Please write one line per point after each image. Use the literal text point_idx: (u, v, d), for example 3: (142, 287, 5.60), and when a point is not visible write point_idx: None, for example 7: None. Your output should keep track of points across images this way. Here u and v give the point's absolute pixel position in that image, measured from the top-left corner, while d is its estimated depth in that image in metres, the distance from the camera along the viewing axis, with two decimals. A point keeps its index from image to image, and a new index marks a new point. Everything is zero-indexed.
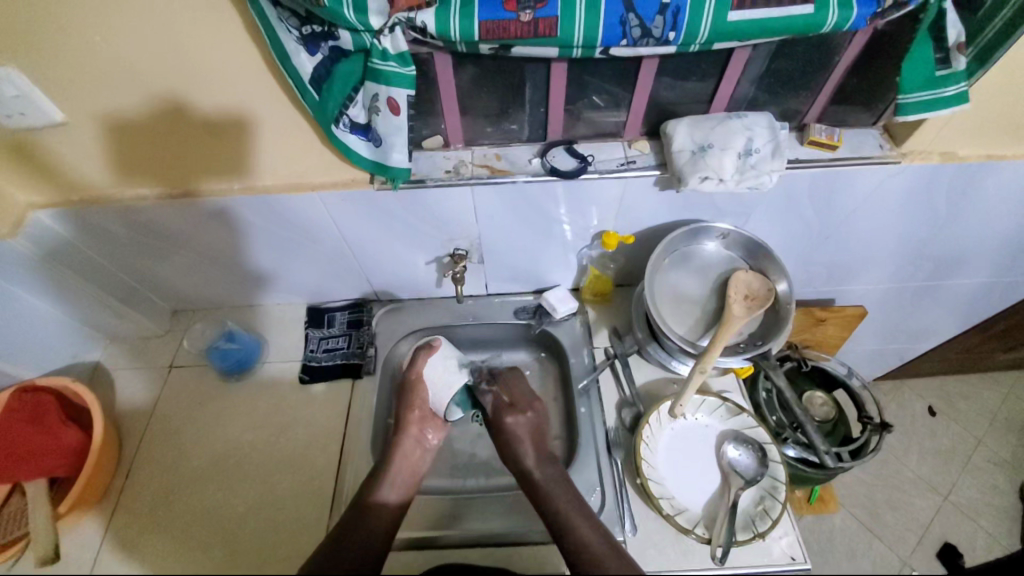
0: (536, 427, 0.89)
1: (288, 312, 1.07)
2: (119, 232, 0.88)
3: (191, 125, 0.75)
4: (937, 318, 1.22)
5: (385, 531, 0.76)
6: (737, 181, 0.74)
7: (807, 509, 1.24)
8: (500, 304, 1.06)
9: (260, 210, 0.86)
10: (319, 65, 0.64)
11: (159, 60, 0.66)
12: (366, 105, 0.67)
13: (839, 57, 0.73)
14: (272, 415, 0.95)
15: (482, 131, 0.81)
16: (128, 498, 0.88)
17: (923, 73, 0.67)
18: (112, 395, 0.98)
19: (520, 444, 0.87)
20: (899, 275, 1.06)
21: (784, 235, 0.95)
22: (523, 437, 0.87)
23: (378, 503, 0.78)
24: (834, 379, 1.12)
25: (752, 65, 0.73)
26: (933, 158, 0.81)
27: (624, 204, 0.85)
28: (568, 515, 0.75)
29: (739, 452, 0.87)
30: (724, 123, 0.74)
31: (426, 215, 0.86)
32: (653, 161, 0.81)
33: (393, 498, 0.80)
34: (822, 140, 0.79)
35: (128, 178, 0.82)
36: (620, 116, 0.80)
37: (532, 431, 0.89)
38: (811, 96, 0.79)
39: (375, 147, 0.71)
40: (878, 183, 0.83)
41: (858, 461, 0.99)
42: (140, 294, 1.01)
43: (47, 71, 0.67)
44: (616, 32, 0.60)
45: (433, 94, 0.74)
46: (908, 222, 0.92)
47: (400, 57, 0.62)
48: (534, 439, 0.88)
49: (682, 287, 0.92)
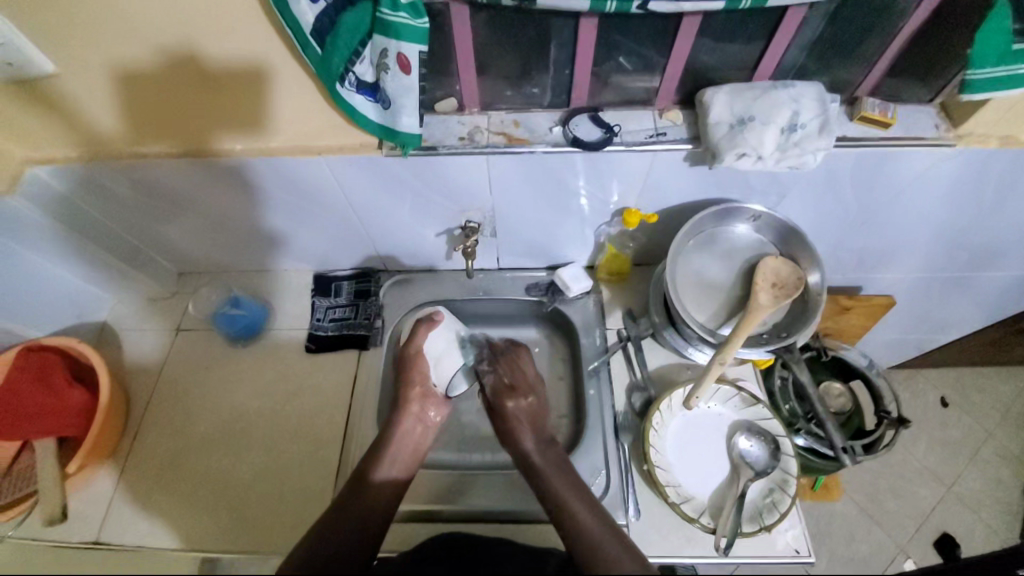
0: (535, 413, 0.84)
1: (295, 280, 1.04)
2: (121, 191, 0.85)
3: (185, 77, 0.69)
4: (969, 310, 1.16)
5: (386, 505, 0.74)
6: (776, 158, 0.68)
7: (810, 495, 1.25)
8: (512, 279, 1.02)
9: (263, 174, 0.82)
10: (321, 16, 0.58)
11: (149, 2, 0.61)
12: (374, 61, 0.61)
13: (902, 23, 0.65)
14: (278, 383, 0.95)
15: (499, 94, 0.75)
16: (137, 458, 0.89)
17: (999, 46, 0.59)
18: (120, 355, 0.98)
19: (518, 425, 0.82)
20: (934, 265, 1.00)
21: (817, 220, 0.89)
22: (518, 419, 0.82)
23: (379, 480, 0.75)
24: (853, 370, 1.08)
25: (806, 28, 0.65)
26: (993, 143, 0.74)
27: (649, 180, 0.80)
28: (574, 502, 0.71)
29: (751, 443, 0.84)
30: (769, 94, 0.67)
31: (438, 184, 0.81)
32: (685, 134, 0.74)
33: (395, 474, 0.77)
34: (875, 116, 0.72)
35: (125, 133, 0.78)
36: (652, 82, 0.73)
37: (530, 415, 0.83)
38: (868, 66, 0.71)
39: (383, 109, 0.66)
40: (928, 168, 0.77)
41: (870, 456, 0.97)
42: (145, 256, 0.98)
43: (30, 15, 0.62)
44: None
45: (448, 49, 0.67)
46: (953, 210, 0.85)
47: (411, 6, 0.55)
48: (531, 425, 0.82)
49: (706, 272, 0.87)
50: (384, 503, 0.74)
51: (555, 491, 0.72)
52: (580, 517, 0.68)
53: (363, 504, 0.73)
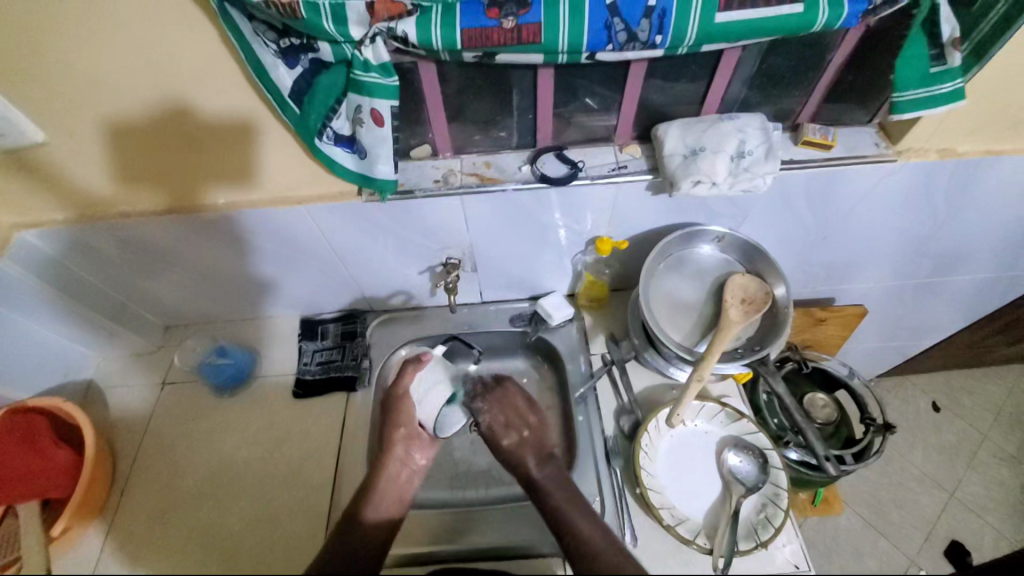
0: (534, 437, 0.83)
1: (282, 325, 1.06)
2: (108, 249, 0.87)
3: (173, 138, 0.74)
4: (941, 313, 1.20)
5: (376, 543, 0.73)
6: (731, 184, 0.73)
7: (811, 511, 1.23)
8: (496, 311, 1.05)
9: (248, 225, 0.85)
10: (298, 79, 0.63)
11: (139, 74, 0.66)
12: (349, 116, 0.66)
13: (830, 54, 0.72)
14: (267, 429, 0.94)
15: (470, 139, 0.80)
16: (123, 517, 0.87)
17: (918, 67, 0.66)
18: (106, 412, 0.97)
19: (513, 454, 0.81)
20: (898, 272, 1.05)
21: (781, 237, 0.93)
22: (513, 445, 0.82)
23: (367, 522, 0.74)
24: (836, 380, 1.10)
25: (743, 66, 0.71)
26: (931, 155, 0.80)
27: (618, 209, 0.84)
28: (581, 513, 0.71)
29: (741, 458, 0.85)
30: (716, 126, 0.73)
31: (417, 225, 0.85)
32: (645, 166, 0.80)
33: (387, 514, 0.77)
34: (816, 140, 0.78)
35: (112, 194, 0.81)
36: (611, 121, 0.79)
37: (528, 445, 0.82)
38: (805, 95, 0.78)
39: (360, 159, 0.70)
40: (876, 182, 0.82)
41: (861, 465, 0.98)
42: (131, 310, 0.99)
43: (25, 91, 0.66)
44: (601, 37, 0.59)
45: (418, 101, 0.73)
46: (907, 219, 0.90)
47: (381, 67, 0.61)
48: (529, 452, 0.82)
49: (679, 293, 0.91)
50: (375, 539, 0.73)
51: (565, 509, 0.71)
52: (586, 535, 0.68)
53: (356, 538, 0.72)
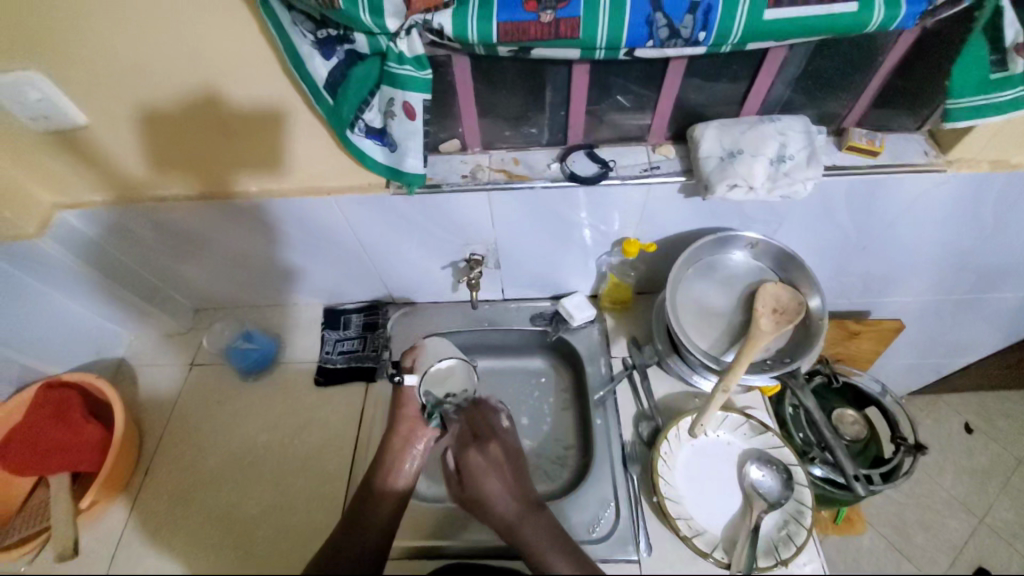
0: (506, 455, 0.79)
1: (306, 312, 1.07)
2: (146, 233, 0.90)
3: (208, 126, 0.75)
4: (983, 331, 1.14)
5: (383, 533, 0.74)
6: (768, 189, 0.70)
7: (833, 529, 1.18)
8: (516, 310, 1.04)
9: (279, 214, 0.86)
10: (333, 69, 0.63)
11: (178, 63, 0.67)
12: (382, 109, 0.65)
13: (881, 58, 0.68)
14: (287, 415, 0.96)
15: (499, 134, 0.79)
16: (147, 493, 0.90)
17: (976, 74, 0.62)
18: (135, 389, 1.00)
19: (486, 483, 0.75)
20: (940, 286, 1.00)
21: (817, 245, 0.90)
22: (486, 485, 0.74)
23: (383, 499, 0.76)
24: (868, 397, 1.05)
25: (789, 66, 0.68)
26: (984, 166, 0.75)
27: (648, 211, 0.82)
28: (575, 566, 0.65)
29: (763, 473, 0.83)
30: (756, 128, 0.70)
31: (442, 219, 0.84)
32: (679, 167, 0.77)
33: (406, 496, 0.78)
34: (863, 146, 0.75)
35: (148, 180, 0.84)
36: (645, 120, 0.77)
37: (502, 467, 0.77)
38: (852, 99, 0.74)
39: (390, 152, 0.69)
40: (922, 192, 0.78)
41: (890, 485, 0.94)
42: (162, 292, 1.02)
43: (71, 76, 0.68)
44: (641, 33, 0.57)
45: (450, 95, 0.72)
46: (953, 231, 0.85)
47: (415, 60, 0.61)
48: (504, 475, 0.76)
49: (706, 299, 0.88)
50: (384, 522, 0.75)
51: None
52: None
53: (359, 526, 0.73)
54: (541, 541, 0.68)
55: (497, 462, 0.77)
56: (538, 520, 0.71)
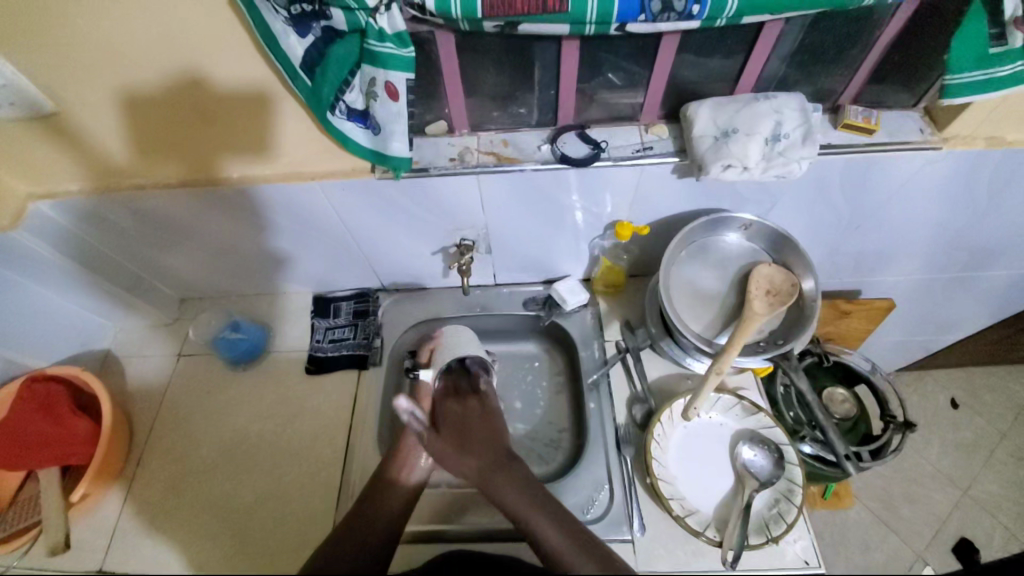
0: (484, 411, 0.86)
1: (295, 301, 1.06)
2: (125, 223, 0.87)
3: (183, 109, 0.72)
4: (971, 309, 1.15)
5: (391, 522, 0.74)
6: (763, 168, 0.69)
7: (821, 504, 1.20)
8: (509, 295, 1.03)
9: (263, 200, 0.84)
10: (310, 49, 0.60)
11: (146, 42, 0.64)
12: (363, 89, 0.63)
13: (880, 31, 0.66)
14: (279, 405, 0.95)
15: (488, 115, 0.77)
16: (139, 485, 0.89)
17: (976, 49, 0.60)
18: (123, 382, 0.99)
19: (458, 428, 0.83)
20: (931, 265, 1.00)
21: (810, 225, 0.89)
22: (453, 434, 0.81)
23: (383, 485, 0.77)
24: (857, 375, 1.06)
25: (785, 40, 0.66)
26: (978, 143, 0.74)
27: (641, 193, 0.81)
28: (536, 506, 0.71)
29: (755, 452, 0.84)
30: (751, 106, 0.68)
31: (430, 203, 0.82)
32: (672, 147, 0.75)
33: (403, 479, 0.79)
34: (859, 123, 0.73)
35: (125, 166, 0.80)
36: (637, 98, 0.74)
37: (476, 420, 0.84)
38: (848, 74, 0.72)
39: (374, 135, 0.67)
40: (916, 171, 0.77)
41: (878, 462, 0.95)
42: (146, 283, 0.99)
43: (33, 59, 0.65)
44: (633, 6, 0.54)
45: (435, 74, 0.69)
46: (946, 209, 0.85)
47: (397, 37, 0.58)
48: (480, 426, 0.83)
49: (699, 281, 0.88)
50: (392, 513, 0.75)
51: (513, 507, 0.72)
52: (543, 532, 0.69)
53: (369, 517, 0.73)
54: (507, 480, 0.75)
55: (472, 412, 0.85)
56: (512, 461, 0.78)
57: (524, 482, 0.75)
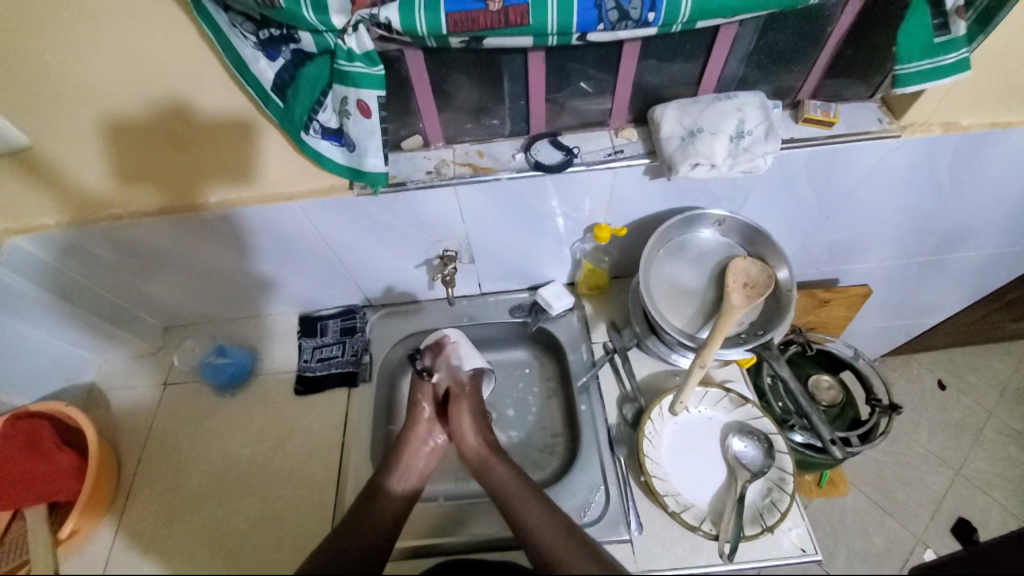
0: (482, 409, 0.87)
1: (281, 322, 1.06)
2: (106, 254, 0.87)
3: (159, 136, 0.72)
4: (947, 290, 1.18)
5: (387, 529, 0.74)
6: (730, 165, 0.71)
7: (817, 493, 1.20)
8: (495, 303, 1.04)
9: (239, 222, 0.84)
10: (281, 71, 0.62)
11: (119, 71, 0.64)
12: (336, 108, 0.64)
13: (831, 29, 0.69)
14: (270, 428, 0.94)
15: (462, 128, 0.78)
16: (128, 519, 0.87)
17: (921, 39, 0.63)
18: (109, 415, 0.97)
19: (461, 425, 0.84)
20: (903, 250, 1.03)
21: (782, 218, 0.91)
22: (461, 423, 0.84)
23: (379, 498, 0.77)
24: (841, 361, 1.08)
25: (741, 42, 0.69)
26: (935, 130, 0.77)
27: (616, 195, 0.83)
28: (530, 500, 0.74)
29: (745, 444, 0.85)
30: (714, 106, 0.71)
31: (410, 217, 0.83)
32: (642, 149, 0.78)
33: (396, 490, 0.78)
34: (819, 117, 0.76)
35: (99, 196, 0.80)
36: (605, 104, 0.77)
37: (478, 417, 0.86)
38: (805, 72, 0.75)
39: (349, 152, 0.68)
40: (879, 159, 0.80)
41: (867, 446, 0.97)
42: (129, 313, 0.99)
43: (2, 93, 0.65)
44: (592, 16, 0.56)
45: (407, 91, 0.71)
46: (911, 195, 0.88)
47: (366, 56, 0.59)
48: (478, 422, 0.85)
49: (680, 279, 0.89)
50: (390, 519, 0.75)
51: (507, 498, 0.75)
52: (534, 524, 0.71)
53: (371, 524, 0.73)
54: (505, 478, 0.77)
55: (473, 413, 0.86)
56: (506, 461, 0.80)
57: (521, 480, 0.77)
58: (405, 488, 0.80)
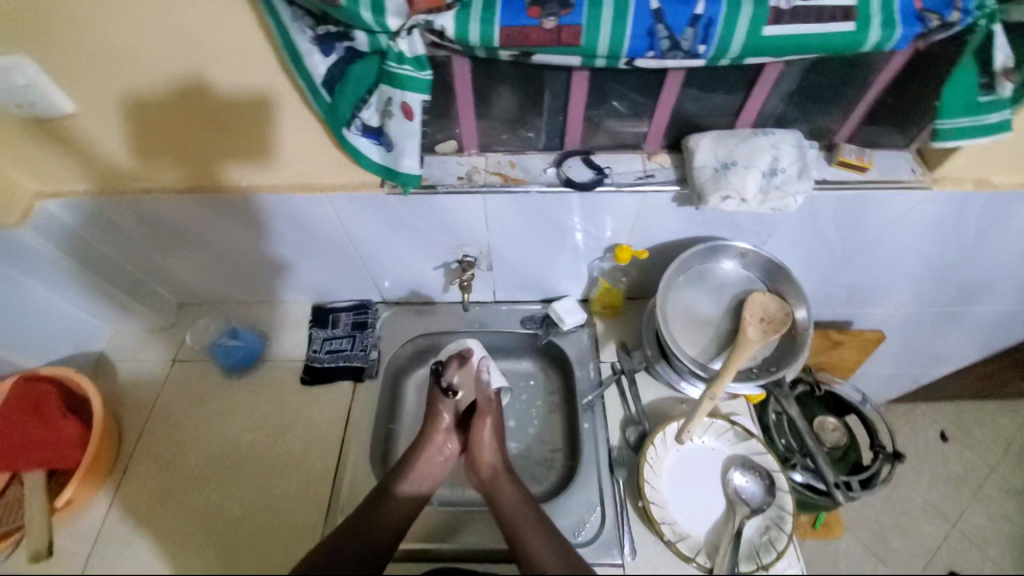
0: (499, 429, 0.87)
1: (294, 310, 1.06)
2: (132, 226, 0.88)
3: (201, 117, 0.73)
4: (959, 343, 1.17)
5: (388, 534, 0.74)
6: (760, 201, 0.71)
7: (811, 533, 1.18)
8: (506, 312, 1.04)
9: (265, 208, 0.84)
10: (332, 67, 0.62)
11: (172, 50, 0.65)
12: (380, 108, 0.65)
13: (873, 77, 0.70)
14: (273, 415, 0.94)
15: (497, 137, 0.79)
16: (124, 492, 0.87)
17: (965, 97, 0.64)
18: (115, 385, 0.98)
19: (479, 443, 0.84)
20: (920, 299, 1.02)
21: (803, 257, 0.92)
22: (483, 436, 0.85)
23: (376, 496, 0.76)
24: (847, 405, 1.08)
25: (783, 81, 0.70)
26: (966, 185, 0.78)
27: (641, 218, 0.83)
28: (535, 524, 0.72)
29: (746, 479, 0.84)
30: (750, 142, 0.71)
31: (436, 220, 0.84)
32: (673, 176, 0.78)
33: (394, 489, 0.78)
34: (852, 161, 0.76)
35: (135, 169, 0.81)
36: (641, 128, 0.77)
37: (495, 436, 0.86)
38: (843, 115, 0.76)
39: (386, 151, 0.69)
40: (907, 208, 0.80)
41: (868, 492, 0.96)
42: (146, 286, 0.99)
43: (56, 62, 0.66)
44: (643, 43, 0.57)
45: (449, 96, 0.72)
46: (934, 246, 0.88)
47: (415, 60, 0.60)
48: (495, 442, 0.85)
49: (697, 307, 0.90)
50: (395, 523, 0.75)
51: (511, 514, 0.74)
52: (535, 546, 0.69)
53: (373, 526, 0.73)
54: (510, 498, 0.77)
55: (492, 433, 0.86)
56: (515, 482, 0.80)
57: (528, 502, 0.76)
58: (416, 492, 0.79)
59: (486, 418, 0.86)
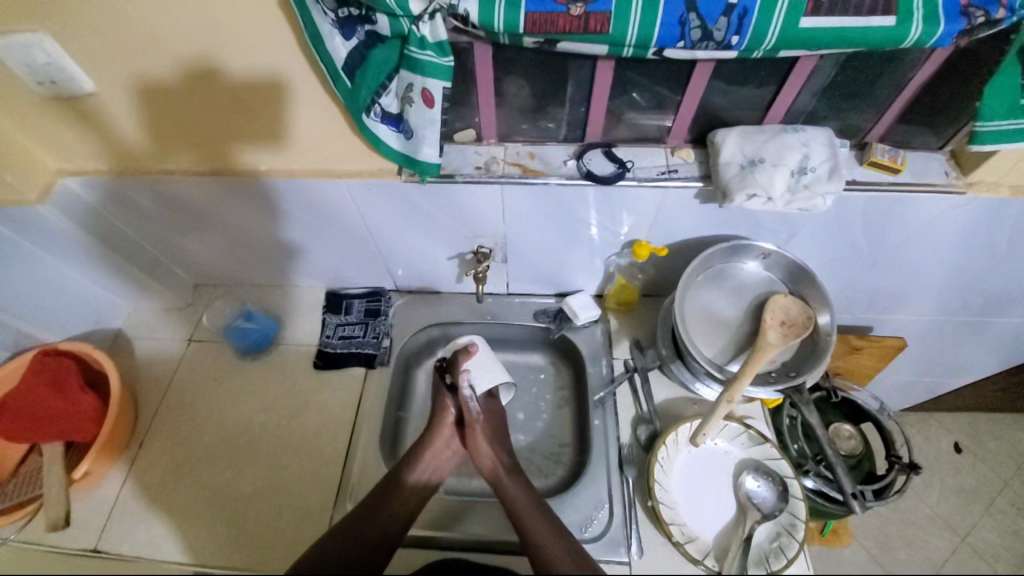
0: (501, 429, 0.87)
1: (307, 295, 1.07)
2: (151, 207, 0.89)
3: (220, 99, 0.73)
4: (983, 354, 1.14)
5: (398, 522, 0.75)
6: (787, 201, 0.69)
7: (819, 540, 1.14)
8: (520, 305, 1.03)
9: (282, 192, 0.84)
10: (353, 51, 0.61)
11: (193, 30, 0.65)
12: (399, 94, 0.64)
13: (912, 74, 0.67)
14: (284, 398, 0.95)
15: (516, 127, 0.78)
16: (139, 466, 0.89)
17: (1009, 98, 0.60)
18: (132, 362, 0.99)
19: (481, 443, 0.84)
20: (946, 307, 0.99)
21: (827, 259, 0.89)
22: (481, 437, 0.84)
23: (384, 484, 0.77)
24: (864, 413, 1.05)
25: (817, 75, 0.67)
26: (1003, 191, 0.74)
27: (661, 215, 0.81)
28: (545, 522, 0.73)
29: (759, 484, 0.82)
30: (778, 138, 0.69)
31: (452, 209, 0.83)
32: (696, 172, 0.76)
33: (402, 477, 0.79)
34: (884, 162, 0.73)
35: (154, 150, 0.82)
36: (665, 121, 0.75)
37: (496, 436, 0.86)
38: (878, 113, 0.73)
39: (405, 139, 0.68)
40: (939, 213, 0.77)
41: (882, 502, 0.93)
42: (164, 266, 1.01)
43: (79, 40, 0.66)
44: (673, 32, 0.55)
45: (470, 84, 0.70)
46: (965, 253, 0.85)
47: (438, 46, 0.59)
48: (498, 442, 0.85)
49: (716, 308, 0.87)
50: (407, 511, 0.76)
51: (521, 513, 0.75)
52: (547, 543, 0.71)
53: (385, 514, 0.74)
54: (517, 495, 0.77)
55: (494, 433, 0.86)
56: (519, 479, 0.80)
57: (533, 501, 0.76)
58: (426, 482, 0.80)
59: (476, 427, 0.84)
